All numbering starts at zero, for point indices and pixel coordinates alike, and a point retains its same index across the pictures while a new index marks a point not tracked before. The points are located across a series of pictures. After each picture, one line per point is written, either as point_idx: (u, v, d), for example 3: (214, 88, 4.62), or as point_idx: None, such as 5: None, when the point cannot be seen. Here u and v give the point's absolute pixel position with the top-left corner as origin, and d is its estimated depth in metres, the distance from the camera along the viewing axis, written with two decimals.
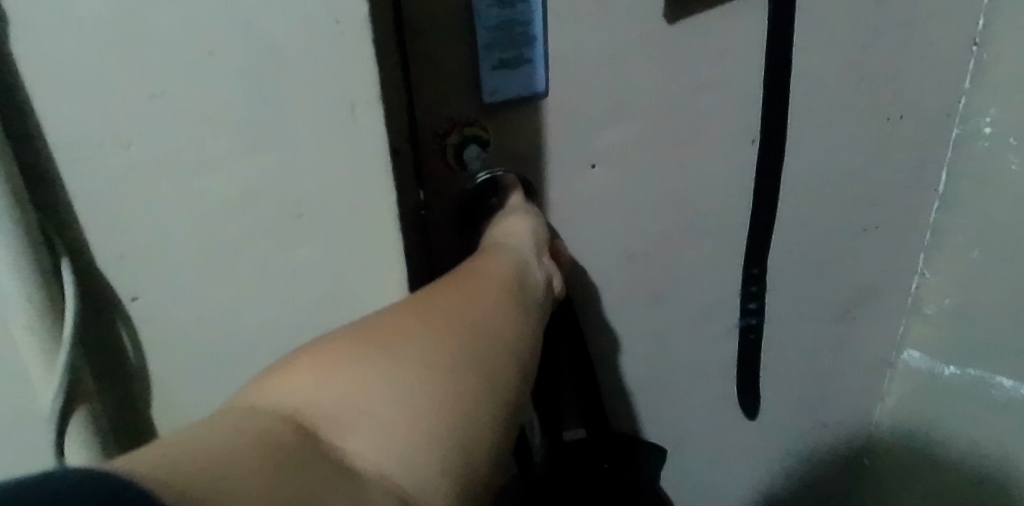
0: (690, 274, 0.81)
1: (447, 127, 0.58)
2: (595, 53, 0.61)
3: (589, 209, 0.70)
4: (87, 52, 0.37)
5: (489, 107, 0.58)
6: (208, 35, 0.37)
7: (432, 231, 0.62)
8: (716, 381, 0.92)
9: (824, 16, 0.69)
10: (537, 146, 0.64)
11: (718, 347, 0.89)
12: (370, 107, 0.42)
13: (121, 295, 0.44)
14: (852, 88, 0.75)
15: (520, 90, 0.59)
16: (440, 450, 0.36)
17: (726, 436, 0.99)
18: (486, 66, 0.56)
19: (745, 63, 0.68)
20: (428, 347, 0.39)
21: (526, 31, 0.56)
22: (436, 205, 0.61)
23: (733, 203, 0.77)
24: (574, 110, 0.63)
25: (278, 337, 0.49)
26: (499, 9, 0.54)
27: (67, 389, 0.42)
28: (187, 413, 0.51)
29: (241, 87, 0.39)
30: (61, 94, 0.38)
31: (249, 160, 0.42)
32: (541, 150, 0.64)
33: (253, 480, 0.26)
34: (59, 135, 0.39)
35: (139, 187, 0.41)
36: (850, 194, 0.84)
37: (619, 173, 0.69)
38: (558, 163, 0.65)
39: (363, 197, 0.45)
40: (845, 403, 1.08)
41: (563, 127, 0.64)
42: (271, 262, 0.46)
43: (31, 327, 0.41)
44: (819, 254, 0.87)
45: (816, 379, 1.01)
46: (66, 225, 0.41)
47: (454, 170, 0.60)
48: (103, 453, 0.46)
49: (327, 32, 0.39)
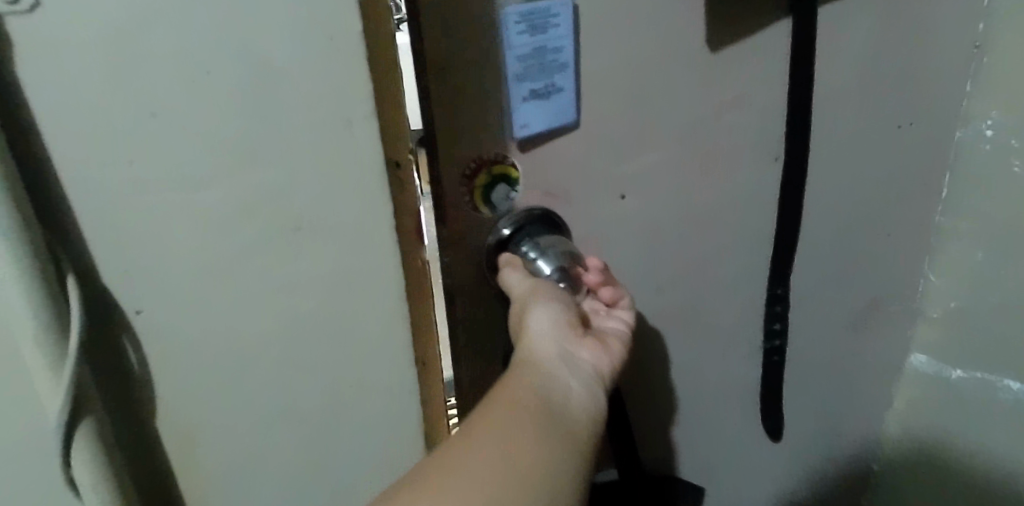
0: (707, 292, 0.79)
1: (474, 168, 0.58)
2: (619, 73, 0.60)
3: (613, 232, 0.68)
4: (89, 69, 0.38)
5: (520, 142, 0.59)
6: (206, 53, 0.39)
7: (462, 280, 0.63)
8: (733, 399, 0.91)
9: (828, 22, 0.68)
10: (566, 176, 0.63)
11: (735, 365, 0.88)
12: (365, 119, 0.43)
13: (124, 308, 0.44)
14: (857, 94, 0.75)
15: (553, 120, 0.59)
16: None
17: (744, 446, 0.97)
18: (517, 98, 0.56)
19: (754, 70, 0.67)
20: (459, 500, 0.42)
21: (557, 58, 0.56)
22: (465, 246, 0.62)
23: (748, 220, 0.76)
24: (596, 133, 0.62)
25: (280, 349, 0.49)
26: (531, 36, 0.54)
27: (73, 401, 0.42)
28: (194, 433, 0.50)
29: (238, 103, 0.41)
30: (63, 109, 0.38)
31: (247, 174, 0.43)
32: (570, 181, 0.63)
33: None
34: (61, 149, 0.39)
35: (139, 203, 0.42)
36: (859, 202, 0.84)
37: (645, 197, 0.68)
38: (584, 192, 0.65)
39: (360, 208, 0.46)
40: (857, 409, 1.06)
41: (590, 154, 0.63)
42: (270, 275, 0.46)
43: (37, 341, 0.40)
44: (831, 261, 0.87)
45: (830, 386, 1.00)
46: (68, 237, 0.42)
47: (480, 211, 0.61)
48: (109, 466, 0.45)
49: (322, 46, 0.41)
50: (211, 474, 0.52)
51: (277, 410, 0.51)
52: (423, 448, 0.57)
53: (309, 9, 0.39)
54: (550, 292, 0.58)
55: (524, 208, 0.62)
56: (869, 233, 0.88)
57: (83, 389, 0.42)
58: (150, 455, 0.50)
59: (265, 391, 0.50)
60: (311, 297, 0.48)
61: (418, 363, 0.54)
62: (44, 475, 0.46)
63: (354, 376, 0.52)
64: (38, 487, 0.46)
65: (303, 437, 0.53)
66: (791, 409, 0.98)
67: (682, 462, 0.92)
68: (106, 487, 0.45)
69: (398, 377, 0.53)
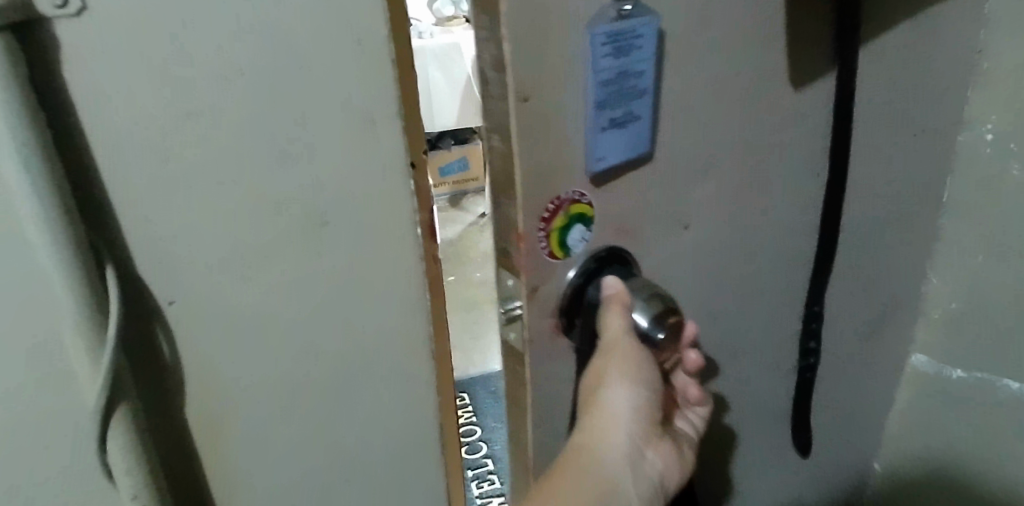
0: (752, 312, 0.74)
1: (553, 209, 0.51)
2: (685, 90, 0.55)
3: (673, 267, 0.62)
4: (133, 70, 0.40)
5: (596, 176, 0.52)
6: (244, 56, 0.41)
7: (534, 337, 0.55)
8: (767, 419, 0.86)
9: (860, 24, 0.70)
10: (636, 207, 0.57)
11: (775, 387, 0.83)
12: (390, 120, 0.47)
13: (158, 299, 0.46)
14: (872, 98, 0.77)
15: (629, 151, 0.53)
16: None
17: (775, 465, 0.93)
18: (598, 127, 0.50)
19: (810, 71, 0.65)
20: None
21: (637, 83, 0.50)
22: (542, 293, 0.54)
23: (790, 233, 0.72)
24: (664, 156, 0.56)
25: (306, 340, 0.51)
26: (613, 58, 0.48)
27: (110, 387, 0.44)
28: (221, 420, 0.52)
29: (272, 104, 0.43)
30: (108, 107, 0.40)
31: (278, 171, 0.45)
32: (640, 211, 0.57)
33: None
34: (104, 146, 0.41)
35: (175, 198, 0.44)
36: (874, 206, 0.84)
37: (704, 225, 0.63)
38: (652, 226, 0.59)
39: (384, 204, 0.49)
40: (866, 416, 1.05)
41: (658, 184, 0.57)
42: (297, 268, 0.49)
43: (78, 328, 0.43)
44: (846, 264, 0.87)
45: (846, 394, 0.98)
46: (108, 232, 0.43)
47: (558, 258, 0.54)
48: (142, 451, 0.47)
49: (352, 51, 0.44)
50: (236, 461, 0.54)
51: (301, 396, 0.53)
52: (439, 433, 0.60)
53: (338, 13, 0.42)
54: (634, 374, 0.54)
55: (601, 249, 0.56)
56: (879, 236, 0.88)
57: (119, 376, 0.44)
58: (180, 444, 0.52)
59: (290, 379, 0.52)
60: (335, 290, 0.50)
61: (435, 352, 0.56)
62: (79, 458, 0.48)
63: (374, 364, 0.54)
64: (74, 473, 0.48)
65: (325, 424, 0.55)
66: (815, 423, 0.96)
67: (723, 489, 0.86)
68: (139, 472, 0.47)
69: (416, 366, 0.56)
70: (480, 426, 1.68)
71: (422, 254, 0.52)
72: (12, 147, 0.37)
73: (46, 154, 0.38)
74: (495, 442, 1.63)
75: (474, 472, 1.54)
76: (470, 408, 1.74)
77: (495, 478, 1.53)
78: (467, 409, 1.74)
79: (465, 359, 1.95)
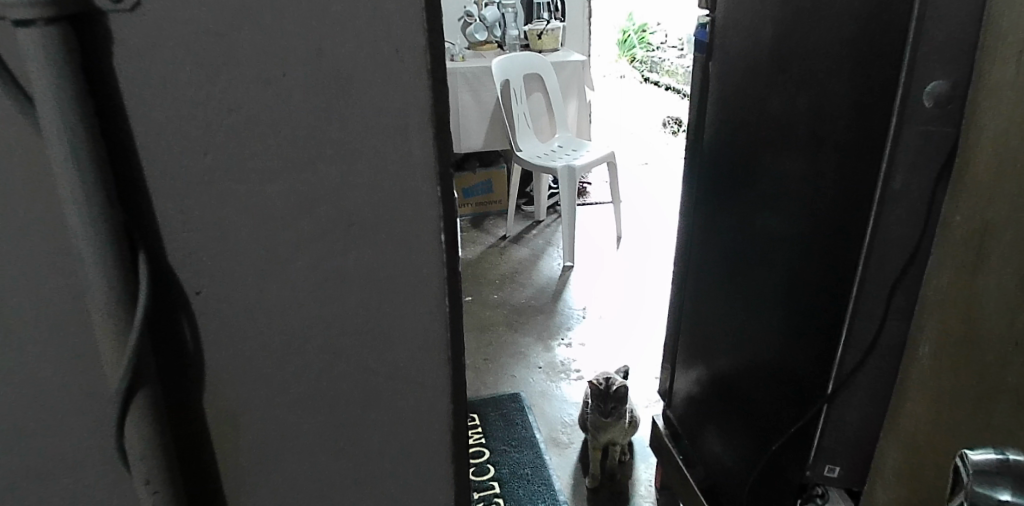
0: (884, 280, 0.85)
1: None
2: (963, 156, 0.69)
3: (1006, 273, 0.58)
4: (179, 64, 0.42)
5: None
6: (284, 58, 0.43)
7: None
8: (853, 398, 0.92)
9: (937, 35, 0.73)
10: (985, 229, 0.62)
11: (845, 363, 0.90)
12: (423, 127, 0.46)
13: (186, 288, 0.48)
14: (946, 112, 0.75)
15: None
16: (898, 488, 0.78)
17: (831, 448, 0.96)
18: None
19: (942, 62, 0.73)
20: (944, 464, 0.67)
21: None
22: None
23: (892, 228, 0.82)
24: (996, 167, 0.61)
25: (326, 339, 0.52)
26: None
27: (132, 371, 0.45)
28: (240, 410, 0.53)
29: (308, 103, 0.44)
30: (152, 99, 0.42)
31: (309, 172, 0.46)
32: (986, 232, 0.62)
33: (945, 457, 0.67)
34: (146, 138, 0.43)
35: (210, 190, 0.45)
36: (924, 242, 0.81)
37: (1000, 247, 0.59)
38: (958, 252, 0.68)
39: (411, 208, 0.49)
40: (850, 450, 0.95)
41: (1004, 224, 0.59)
42: (321, 266, 0.49)
43: (106, 312, 0.43)
44: (907, 294, 0.85)
45: (867, 436, 0.94)
46: (143, 219, 0.45)
47: None
48: (158, 437, 0.48)
49: (388, 60, 0.44)
50: (249, 452, 0.55)
51: (317, 394, 0.54)
52: (449, 452, 0.59)
53: (378, 23, 0.43)
54: None
55: None
56: (910, 258, 0.82)
57: (140, 363, 0.45)
58: (198, 432, 0.53)
59: (306, 376, 0.53)
60: (359, 290, 0.51)
61: (453, 365, 0.56)
62: (97, 439, 0.49)
63: (390, 369, 0.54)
64: (89, 455, 0.49)
65: (338, 425, 0.55)
66: (829, 439, 0.95)
67: (805, 436, 0.97)
68: (152, 460, 0.48)
69: (433, 374, 0.55)
70: (488, 447, 1.67)
71: (446, 261, 0.51)
72: (60, 130, 0.39)
73: (89, 139, 0.40)
74: (503, 465, 1.61)
75: (479, 494, 1.52)
76: (480, 428, 1.73)
77: (500, 500, 1.50)
78: (477, 430, 1.73)
79: (478, 379, 1.94)
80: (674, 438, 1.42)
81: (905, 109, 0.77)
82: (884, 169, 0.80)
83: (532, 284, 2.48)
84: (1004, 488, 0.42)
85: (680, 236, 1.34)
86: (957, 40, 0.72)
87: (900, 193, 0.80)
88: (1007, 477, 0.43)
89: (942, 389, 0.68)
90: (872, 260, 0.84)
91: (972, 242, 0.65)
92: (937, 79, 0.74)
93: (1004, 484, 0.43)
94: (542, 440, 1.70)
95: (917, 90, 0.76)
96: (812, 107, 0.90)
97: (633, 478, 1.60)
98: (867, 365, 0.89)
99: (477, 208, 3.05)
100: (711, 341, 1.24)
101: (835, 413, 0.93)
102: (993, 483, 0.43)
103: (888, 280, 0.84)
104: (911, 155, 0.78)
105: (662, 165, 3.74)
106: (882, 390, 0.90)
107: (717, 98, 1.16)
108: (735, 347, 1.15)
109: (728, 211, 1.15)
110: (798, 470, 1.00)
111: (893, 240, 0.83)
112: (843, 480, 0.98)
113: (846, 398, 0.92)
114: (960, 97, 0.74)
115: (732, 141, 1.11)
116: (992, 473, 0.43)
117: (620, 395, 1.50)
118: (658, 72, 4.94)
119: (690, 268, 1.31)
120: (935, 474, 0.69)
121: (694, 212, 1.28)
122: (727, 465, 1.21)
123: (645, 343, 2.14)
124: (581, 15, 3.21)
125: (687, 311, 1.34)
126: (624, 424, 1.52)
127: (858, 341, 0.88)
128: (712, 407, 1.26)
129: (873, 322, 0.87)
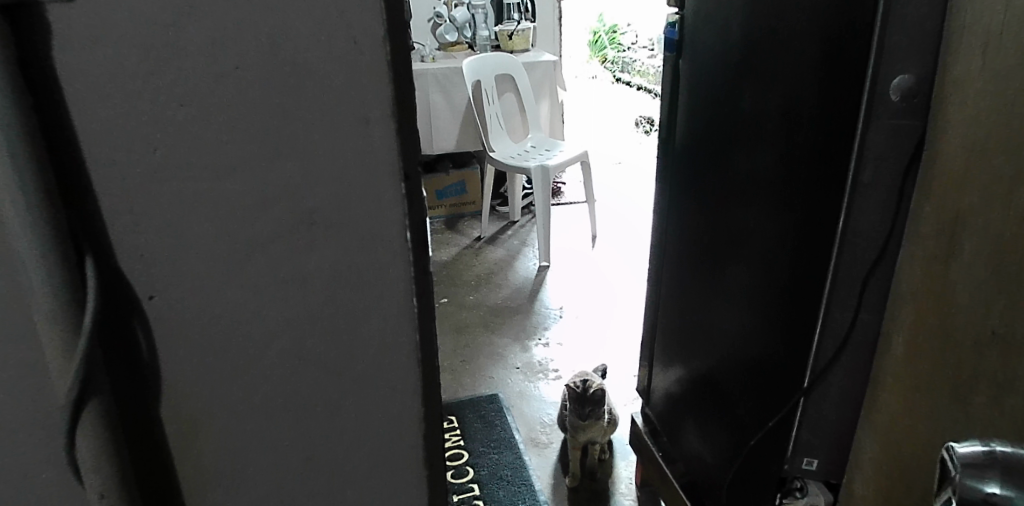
0: (856, 271, 0.86)
1: None
2: (932, 143, 0.69)
3: (979, 256, 0.58)
4: (123, 57, 0.40)
5: None
6: (235, 50, 0.41)
7: None
8: (829, 389, 0.93)
9: (903, 25, 0.74)
10: (955, 216, 0.63)
11: (822, 354, 0.91)
12: (384, 121, 0.45)
13: (139, 292, 0.45)
14: (914, 105, 0.76)
15: None
16: (876, 480, 0.79)
17: (810, 440, 0.97)
18: None
19: (909, 54, 0.74)
20: (922, 453, 0.67)
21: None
22: None
23: (863, 219, 0.83)
24: (965, 152, 0.61)
25: (290, 343, 0.50)
26: None
27: (82, 381, 0.42)
28: (200, 418, 0.51)
29: (261, 97, 0.42)
30: (95, 95, 0.40)
31: (266, 169, 0.44)
32: (956, 218, 0.62)
33: (922, 446, 0.67)
34: (90, 135, 0.41)
35: (162, 190, 0.43)
36: (895, 231, 0.82)
37: (969, 230, 0.60)
38: (928, 239, 0.68)
39: (374, 204, 0.47)
40: (828, 442, 0.96)
41: (973, 209, 0.59)
42: (282, 267, 0.47)
43: (52, 319, 0.41)
44: (880, 285, 0.86)
45: (844, 426, 0.94)
46: (90, 220, 0.43)
47: None
48: (113, 449, 0.45)
49: (345, 52, 0.42)
50: (211, 461, 0.52)
51: (280, 399, 0.52)
52: (423, 457, 0.57)
53: (333, 11, 0.41)
54: None
55: None
56: (882, 248, 0.83)
57: (92, 372, 0.43)
58: (156, 442, 0.50)
59: (269, 382, 0.51)
60: (322, 291, 0.49)
61: (423, 367, 0.54)
62: (45, 453, 0.46)
63: (357, 371, 0.52)
64: (38, 468, 0.47)
65: (304, 430, 0.53)
66: (807, 432, 0.96)
67: (783, 430, 0.97)
68: (106, 473, 0.45)
69: (403, 375, 0.53)
70: (467, 449, 1.65)
71: (412, 259, 0.50)
72: None
73: (26, 135, 0.38)
74: (482, 467, 1.59)
75: (458, 497, 1.49)
76: (458, 431, 1.71)
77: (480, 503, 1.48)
78: (455, 432, 1.71)
79: (455, 382, 1.92)
80: (653, 436, 1.42)
81: (873, 103, 0.78)
82: (854, 162, 0.81)
83: (508, 285, 2.47)
84: (992, 480, 0.42)
85: (655, 232, 1.34)
86: (924, 31, 0.73)
87: (870, 186, 0.81)
88: (994, 469, 0.42)
89: (917, 380, 0.68)
90: (845, 251, 0.85)
91: (943, 230, 0.65)
92: (902, 73, 0.75)
93: (994, 476, 0.42)
94: (521, 442, 1.68)
95: (884, 83, 0.77)
96: (782, 104, 0.90)
97: (614, 476, 1.59)
98: (842, 354, 0.90)
99: (451, 209, 3.04)
100: (688, 337, 1.24)
101: (812, 403, 0.94)
102: (981, 476, 0.43)
103: (860, 271, 0.86)
104: (880, 148, 0.79)
105: (635, 165, 3.76)
106: (858, 379, 0.91)
107: (688, 96, 1.16)
108: (711, 342, 1.16)
109: (701, 208, 1.15)
110: (777, 464, 1.00)
111: (863, 232, 0.84)
112: (821, 473, 0.99)
113: (823, 388, 0.93)
114: (926, 91, 0.75)
115: (703, 137, 1.12)
116: (980, 466, 0.43)
117: (596, 397, 1.48)
118: (629, 72, 4.98)
119: (666, 266, 1.31)
120: (914, 466, 0.69)
121: (670, 212, 1.28)
122: (706, 461, 1.21)
123: (622, 340, 2.14)
124: (553, 16, 3.21)
125: (664, 310, 1.34)
126: (602, 424, 1.51)
127: (833, 331, 0.89)
128: (690, 403, 1.26)
129: (847, 312, 0.88)
